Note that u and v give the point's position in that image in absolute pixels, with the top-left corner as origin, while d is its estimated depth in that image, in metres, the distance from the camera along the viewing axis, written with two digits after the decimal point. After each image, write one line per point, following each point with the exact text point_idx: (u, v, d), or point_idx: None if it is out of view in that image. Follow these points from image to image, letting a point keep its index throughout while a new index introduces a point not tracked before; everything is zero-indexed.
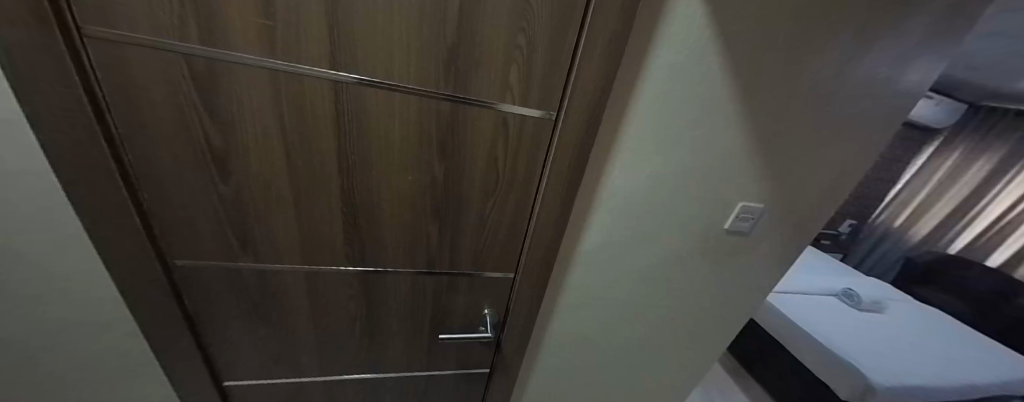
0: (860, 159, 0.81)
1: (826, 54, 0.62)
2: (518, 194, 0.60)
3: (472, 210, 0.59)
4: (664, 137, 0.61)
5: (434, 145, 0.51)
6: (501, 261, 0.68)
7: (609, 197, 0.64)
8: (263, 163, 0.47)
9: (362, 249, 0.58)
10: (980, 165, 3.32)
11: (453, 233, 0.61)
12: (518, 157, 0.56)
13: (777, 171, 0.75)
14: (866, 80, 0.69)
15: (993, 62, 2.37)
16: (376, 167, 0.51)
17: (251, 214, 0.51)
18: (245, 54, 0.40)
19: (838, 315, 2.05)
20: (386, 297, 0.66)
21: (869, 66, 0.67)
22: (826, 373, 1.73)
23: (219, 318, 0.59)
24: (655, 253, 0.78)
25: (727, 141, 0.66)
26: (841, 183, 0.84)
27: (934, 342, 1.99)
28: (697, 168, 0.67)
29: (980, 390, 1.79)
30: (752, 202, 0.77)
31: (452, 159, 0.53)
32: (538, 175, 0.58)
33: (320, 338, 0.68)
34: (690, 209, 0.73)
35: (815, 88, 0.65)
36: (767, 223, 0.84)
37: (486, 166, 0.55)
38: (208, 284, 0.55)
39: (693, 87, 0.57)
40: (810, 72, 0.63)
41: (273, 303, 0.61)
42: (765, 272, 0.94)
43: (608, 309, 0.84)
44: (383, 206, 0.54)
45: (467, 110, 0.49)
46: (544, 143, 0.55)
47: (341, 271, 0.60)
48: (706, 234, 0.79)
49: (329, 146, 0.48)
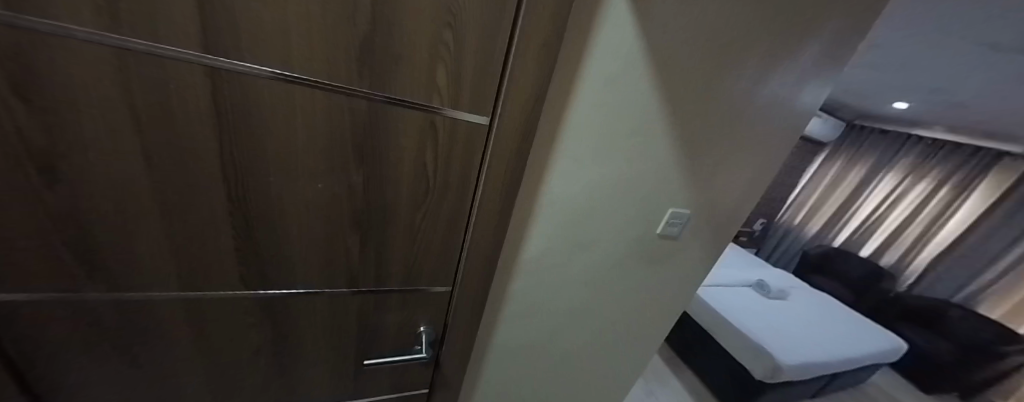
0: (767, 169, 0.91)
1: (738, 75, 0.68)
2: (452, 205, 0.56)
3: (400, 221, 0.53)
4: (601, 146, 0.61)
5: (352, 149, 0.44)
6: (437, 275, 0.63)
7: (547, 206, 0.63)
8: (123, 172, 0.36)
9: (265, 269, 0.49)
10: (855, 173, 4.07)
11: (380, 248, 0.55)
12: (450, 164, 0.51)
13: (700, 181, 0.81)
14: (770, 100, 0.77)
15: (865, 88, 2.93)
16: (275, 174, 0.42)
17: (108, 239, 0.38)
18: (75, 25, 0.28)
19: (754, 303, 2.31)
20: (300, 320, 0.58)
21: (772, 88, 0.75)
22: (744, 357, 1.95)
23: (61, 373, 0.44)
24: (595, 260, 0.79)
25: (657, 150, 0.69)
26: (752, 190, 0.94)
27: (822, 322, 2.37)
28: (630, 176, 0.69)
29: (853, 362, 2.18)
30: (681, 207, 0.82)
31: (372, 164, 0.47)
32: (473, 183, 0.55)
33: (215, 376, 0.57)
34: (626, 216, 0.76)
35: (730, 105, 0.72)
36: (695, 226, 0.90)
37: (414, 173, 0.50)
38: (41, 334, 0.41)
39: (625, 97, 0.58)
40: (725, 89, 0.68)
41: (145, 342, 0.48)
42: (693, 272, 1.01)
43: (551, 316, 0.83)
44: (291, 218, 0.46)
45: (390, 112, 0.44)
46: (479, 148, 0.52)
47: (238, 294, 0.50)
48: (642, 239, 0.83)
49: (214, 151, 0.38)
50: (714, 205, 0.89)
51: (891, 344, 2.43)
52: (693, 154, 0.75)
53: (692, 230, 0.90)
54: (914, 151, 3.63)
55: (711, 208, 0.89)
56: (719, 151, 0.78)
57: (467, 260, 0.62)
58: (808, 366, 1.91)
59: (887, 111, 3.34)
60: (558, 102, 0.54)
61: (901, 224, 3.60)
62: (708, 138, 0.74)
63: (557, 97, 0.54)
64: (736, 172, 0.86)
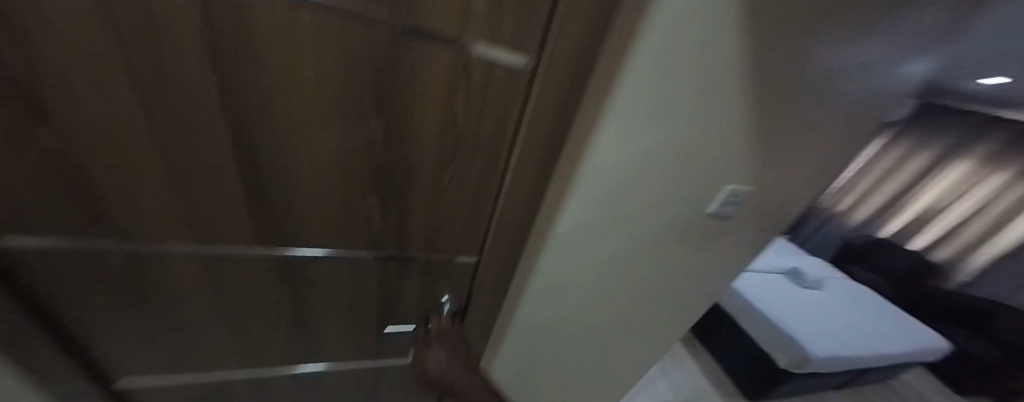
0: (842, 151, 0.78)
1: (843, 23, 0.54)
2: (482, 169, 0.49)
3: (423, 184, 0.47)
4: (660, 108, 0.51)
5: (370, 95, 0.37)
6: (462, 244, 0.58)
7: (588, 176, 0.55)
8: (119, 118, 0.29)
9: (280, 227, 0.45)
10: (921, 158, 3.55)
11: (401, 212, 0.49)
12: (482, 120, 0.44)
13: (766, 155, 0.69)
14: (868, 58, 0.63)
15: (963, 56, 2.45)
16: (285, 122, 0.36)
17: (111, 186, 0.33)
18: None
19: (787, 291, 2.15)
20: (319, 283, 0.55)
21: (876, 43, 0.61)
22: (768, 345, 1.86)
23: (91, 324, 0.44)
24: (631, 237, 0.71)
25: (725, 114, 0.58)
26: (822, 172, 0.81)
27: (860, 316, 2.22)
28: (687, 145, 0.59)
29: (886, 358, 2.07)
30: (740, 185, 0.71)
31: (393, 114, 0.40)
32: (507, 144, 0.48)
33: (238, 330, 0.56)
34: (674, 191, 0.66)
35: (823, 63, 0.58)
36: (750, 207, 0.79)
37: (440, 127, 0.43)
38: (64, 284, 0.39)
39: (699, 46, 0.47)
40: (825, 42, 0.55)
41: (168, 295, 0.47)
42: (737, 258, 0.92)
43: (576, 294, 0.79)
44: (303, 175, 0.41)
45: (415, 49, 0.36)
46: (516, 103, 0.44)
47: (255, 253, 0.47)
48: (689, 218, 0.73)
49: (209, 90, 0.31)
50: (774, 184, 0.77)
51: (931, 343, 2.27)
52: (766, 122, 0.63)
53: (746, 211, 0.79)
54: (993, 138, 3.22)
55: (770, 187, 0.78)
56: (795, 119, 0.66)
57: (495, 231, 0.57)
58: (837, 359, 1.81)
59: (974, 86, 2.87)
60: (615, 48, 0.44)
61: (966, 218, 3.24)
62: (788, 103, 0.61)
63: (615, 42, 0.44)
64: (809, 149, 0.73)
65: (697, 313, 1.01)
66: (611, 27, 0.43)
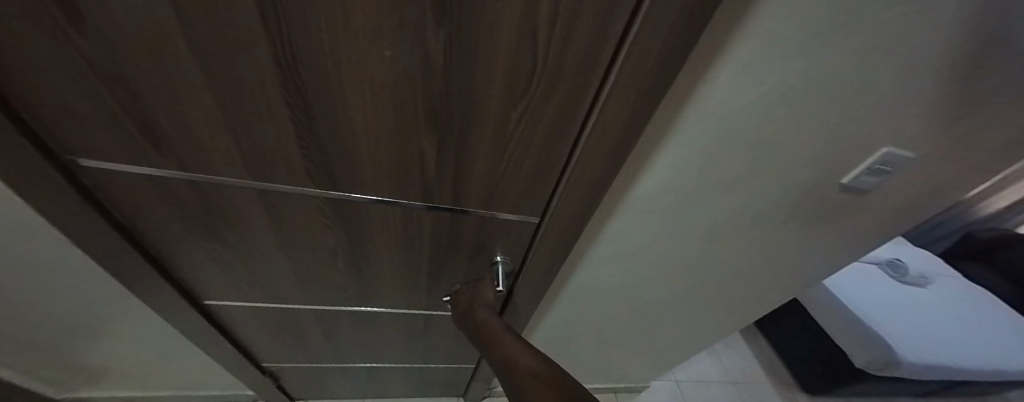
0: None
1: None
2: (557, 114, 0.38)
3: (488, 128, 0.38)
4: (827, 28, 0.36)
5: (431, 10, 0.26)
6: (521, 204, 0.52)
7: (693, 125, 0.44)
8: (130, 22, 0.23)
9: (331, 168, 0.41)
10: None
11: (459, 160, 0.42)
12: (569, 48, 0.31)
13: (953, 107, 0.49)
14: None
15: None
16: (325, 37, 0.27)
17: (154, 102, 0.30)
18: None
19: (881, 285, 1.80)
20: (371, 230, 0.53)
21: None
22: (845, 341, 1.63)
23: (169, 240, 0.48)
24: (721, 206, 0.60)
25: (926, 43, 0.39)
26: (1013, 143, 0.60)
27: (974, 323, 1.85)
28: (847, 88, 0.43)
29: (999, 373, 1.74)
30: (898, 147, 0.53)
31: (459, 28, 0.28)
32: (596, 83, 0.36)
33: (297, 266, 0.58)
34: (797, 152, 0.51)
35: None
36: (895, 181, 0.60)
37: (512, 57, 0.31)
38: (142, 200, 0.41)
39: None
40: None
41: (232, 227, 0.48)
42: (848, 242, 0.75)
43: (641, 264, 0.71)
44: (351, 109, 0.34)
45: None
46: (623, 19, 0.29)
47: (309, 194, 0.45)
48: (806, 188, 0.58)
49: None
50: (941, 149, 0.57)
51: None
52: (977, 60, 0.43)
53: (887, 186, 0.61)
54: None
55: (937, 153, 0.57)
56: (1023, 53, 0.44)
57: (562, 189, 0.48)
58: (933, 368, 1.56)
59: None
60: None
61: None
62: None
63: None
64: (1010, 111, 0.53)
65: (767, 292, 0.90)
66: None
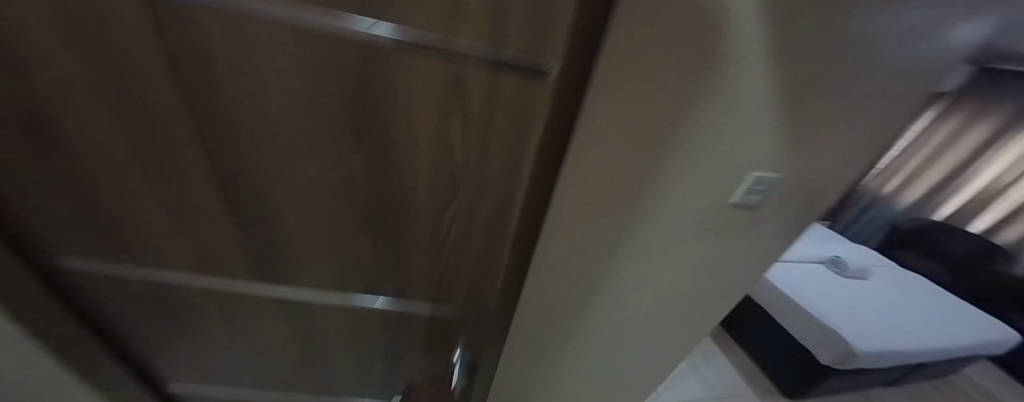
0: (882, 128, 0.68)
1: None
2: (487, 216, 0.40)
3: (420, 225, 0.41)
4: (666, 92, 0.50)
5: (351, 134, 0.31)
6: (475, 297, 0.52)
7: (597, 167, 0.56)
8: (110, 155, 0.29)
9: (276, 262, 0.43)
10: (978, 132, 2.87)
11: (398, 253, 0.44)
12: (485, 163, 0.34)
13: (794, 134, 0.62)
14: (914, 17, 0.53)
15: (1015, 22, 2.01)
16: (262, 159, 0.32)
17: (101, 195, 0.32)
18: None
19: (825, 280, 2.00)
20: (327, 317, 0.52)
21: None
22: (809, 340, 1.74)
23: (133, 334, 0.49)
24: (643, 231, 0.69)
25: (747, 99, 0.54)
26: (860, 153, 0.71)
27: (914, 307, 2.03)
28: (703, 133, 0.56)
29: (944, 351, 1.89)
30: (765, 171, 0.65)
31: (377, 147, 0.32)
32: (522, 187, 0.38)
33: (254, 351, 0.56)
34: (690, 183, 0.63)
35: (852, 24, 0.50)
36: (781, 197, 0.72)
37: (428, 158, 0.34)
38: (106, 297, 0.43)
39: (703, 4, 0.43)
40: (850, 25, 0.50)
41: (191, 318, 0.49)
42: (768, 251, 0.83)
43: (591, 288, 0.77)
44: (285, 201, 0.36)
45: (377, 52, 0.25)
46: (526, 130, 0.32)
47: (259, 288, 0.46)
48: (713, 211, 0.69)
49: (175, 115, 0.27)
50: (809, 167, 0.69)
51: (994, 332, 2.07)
52: (789, 105, 0.57)
53: (778, 202, 0.72)
54: None
55: (803, 169, 0.69)
56: (827, 92, 0.58)
57: None
58: (886, 354, 1.68)
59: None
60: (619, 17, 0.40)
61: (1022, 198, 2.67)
62: (819, 72, 0.55)
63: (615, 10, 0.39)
64: (842, 130, 0.65)
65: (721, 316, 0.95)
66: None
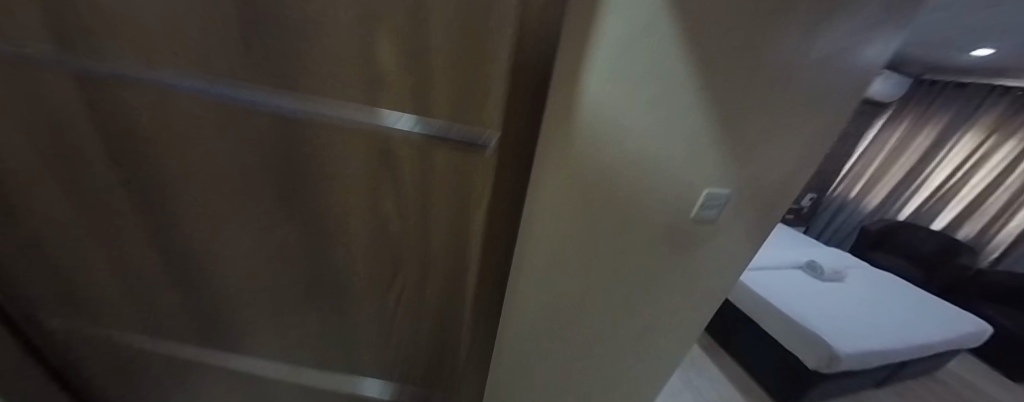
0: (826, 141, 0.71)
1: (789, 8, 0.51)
2: (426, 271, 0.40)
3: (362, 278, 0.41)
4: (613, 119, 0.54)
5: (295, 189, 0.35)
6: (426, 355, 0.49)
7: (559, 191, 0.60)
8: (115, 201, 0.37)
9: (233, 307, 0.44)
10: (925, 136, 3.04)
11: (345, 306, 0.44)
12: (418, 219, 0.36)
13: (741, 152, 0.66)
14: (831, 43, 0.57)
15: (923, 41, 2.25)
16: (224, 210, 0.36)
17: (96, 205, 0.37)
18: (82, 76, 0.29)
19: (803, 285, 2.06)
20: (284, 371, 0.51)
21: (834, 25, 0.56)
22: (793, 344, 1.76)
23: (119, 371, 0.53)
24: (609, 250, 0.71)
25: (689, 123, 0.58)
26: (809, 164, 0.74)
27: (890, 306, 2.08)
28: (655, 154, 0.60)
29: (929, 348, 1.90)
30: (717, 187, 0.69)
31: (318, 200, 0.35)
32: (462, 244, 0.37)
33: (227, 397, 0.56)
34: (648, 200, 0.66)
35: (770, 53, 0.55)
36: (737, 210, 0.76)
37: (364, 211, 0.36)
38: (100, 331, 0.48)
39: (634, 41, 0.48)
40: (772, 54, 0.55)
41: (163, 362, 0.51)
42: (736, 261, 0.86)
43: (567, 307, 0.78)
44: (229, 242, 0.39)
45: (304, 116, 0.30)
46: (449, 189, 0.33)
47: (220, 335, 0.47)
48: (674, 226, 0.72)
49: (159, 169, 0.34)
50: (760, 180, 0.72)
51: (975, 327, 2.09)
52: (730, 127, 0.61)
53: (733, 214, 0.76)
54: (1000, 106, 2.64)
55: (756, 182, 0.73)
56: (761, 113, 0.62)
57: None
58: (870, 355, 1.68)
59: (954, 59, 2.47)
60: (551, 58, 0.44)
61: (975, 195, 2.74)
62: (750, 96, 0.59)
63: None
64: (790, 144, 0.68)
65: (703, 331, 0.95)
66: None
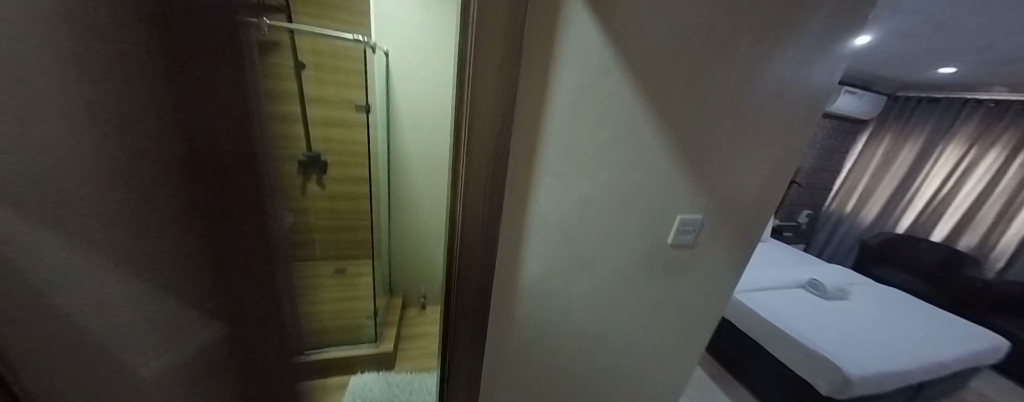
0: (789, 163, 0.74)
1: (728, 52, 0.57)
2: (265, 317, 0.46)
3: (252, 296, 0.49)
4: (580, 157, 0.57)
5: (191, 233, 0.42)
6: None
7: (537, 227, 0.61)
8: None
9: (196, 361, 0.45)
10: (908, 150, 3.09)
11: None
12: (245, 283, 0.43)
13: (707, 180, 0.69)
14: (773, 78, 0.63)
15: (885, 64, 2.38)
16: None
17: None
18: None
19: (806, 305, 2.02)
20: None
21: (774, 63, 0.61)
22: (804, 370, 1.67)
23: None
24: (590, 280, 0.71)
25: (651, 155, 0.61)
26: (778, 184, 0.77)
27: (900, 323, 2.00)
28: (623, 185, 0.62)
29: (952, 367, 1.78)
30: (690, 213, 0.71)
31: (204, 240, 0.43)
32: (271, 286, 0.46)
33: None
34: (623, 231, 0.68)
35: (719, 92, 0.60)
36: (713, 232, 0.77)
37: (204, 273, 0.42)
38: None
39: (590, 85, 0.52)
40: (721, 91, 0.60)
41: None
42: (719, 281, 0.87)
43: (558, 341, 0.77)
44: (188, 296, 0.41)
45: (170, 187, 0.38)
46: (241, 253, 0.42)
47: None
48: (653, 253, 0.73)
49: None
50: (731, 204, 0.75)
51: (995, 341, 1.99)
52: (694, 157, 0.65)
53: (710, 237, 0.78)
54: (975, 118, 2.71)
55: (729, 206, 0.75)
56: (722, 143, 0.66)
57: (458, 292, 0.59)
58: (887, 377, 1.58)
59: (919, 77, 2.57)
60: (510, 107, 0.48)
61: (967, 204, 2.73)
62: (708, 129, 0.63)
63: (503, 102, 0.47)
64: (754, 167, 0.72)
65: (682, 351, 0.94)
66: (498, 90, 0.46)
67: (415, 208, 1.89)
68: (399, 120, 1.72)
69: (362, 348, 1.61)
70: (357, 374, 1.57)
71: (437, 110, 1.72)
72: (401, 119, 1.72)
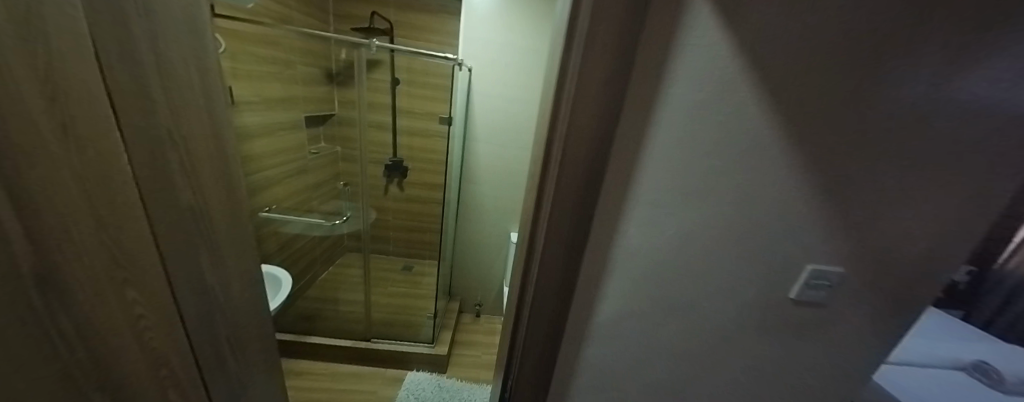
0: (985, 211, 0.54)
1: (913, 61, 0.43)
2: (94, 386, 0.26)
3: None
4: (685, 184, 0.49)
5: None
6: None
7: (623, 260, 0.53)
8: None
9: None
10: None
11: None
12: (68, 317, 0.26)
13: (854, 224, 0.53)
14: (982, 94, 0.45)
15: None
16: None
17: (204, 218, 0.48)
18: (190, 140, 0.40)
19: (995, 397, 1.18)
20: None
21: (989, 73, 0.44)
22: None
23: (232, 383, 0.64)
24: (679, 327, 0.60)
25: (778, 185, 0.49)
26: (964, 238, 0.56)
27: None
28: (736, 220, 0.52)
29: None
30: (824, 264, 0.56)
31: None
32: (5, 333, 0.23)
33: None
34: (727, 275, 0.56)
35: (894, 110, 0.45)
36: (853, 290, 0.60)
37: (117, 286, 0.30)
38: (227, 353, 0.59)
39: (709, 103, 0.44)
40: (891, 113, 0.46)
41: None
42: (855, 351, 0.67)
43: (633, 390, 0.68)
44: None
45: None
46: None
47: None
48: (764, 305, 0.59)
49: None
50: (887, 257, 0.57)
51: None
52: (839, 193, 0.51)
53: (848, 296, 0.60)
54: None
55: (882, 261, 0.57)
56: (886, 177, 0.50)
57: (530, 320, 0.56)
58: None
59: None
60: (610, 126, 0.43)
61: None
62: (870, 159, 0.48)
63: (603, 122, 0.42)
64: (926, 212, 0.53)
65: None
66: (598, 107, 0.41)
67: (481, 216, 1.92)
68: (477, 132, 1.75)
69: (420, 347, 1.67)
70: (412, 371, 1.63)
71: (511, 123, 1.72)
72: (479, 130, 1.75)
